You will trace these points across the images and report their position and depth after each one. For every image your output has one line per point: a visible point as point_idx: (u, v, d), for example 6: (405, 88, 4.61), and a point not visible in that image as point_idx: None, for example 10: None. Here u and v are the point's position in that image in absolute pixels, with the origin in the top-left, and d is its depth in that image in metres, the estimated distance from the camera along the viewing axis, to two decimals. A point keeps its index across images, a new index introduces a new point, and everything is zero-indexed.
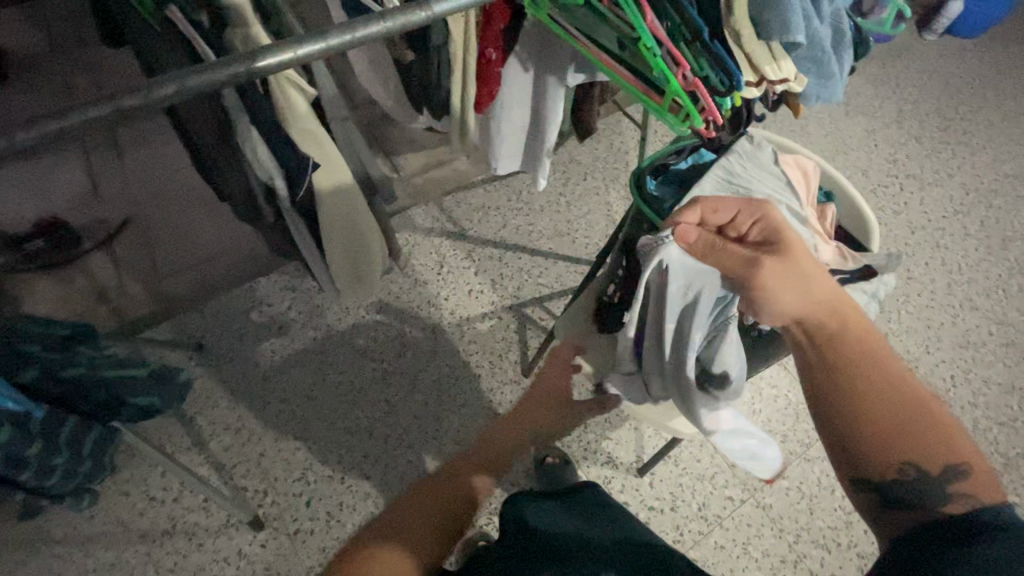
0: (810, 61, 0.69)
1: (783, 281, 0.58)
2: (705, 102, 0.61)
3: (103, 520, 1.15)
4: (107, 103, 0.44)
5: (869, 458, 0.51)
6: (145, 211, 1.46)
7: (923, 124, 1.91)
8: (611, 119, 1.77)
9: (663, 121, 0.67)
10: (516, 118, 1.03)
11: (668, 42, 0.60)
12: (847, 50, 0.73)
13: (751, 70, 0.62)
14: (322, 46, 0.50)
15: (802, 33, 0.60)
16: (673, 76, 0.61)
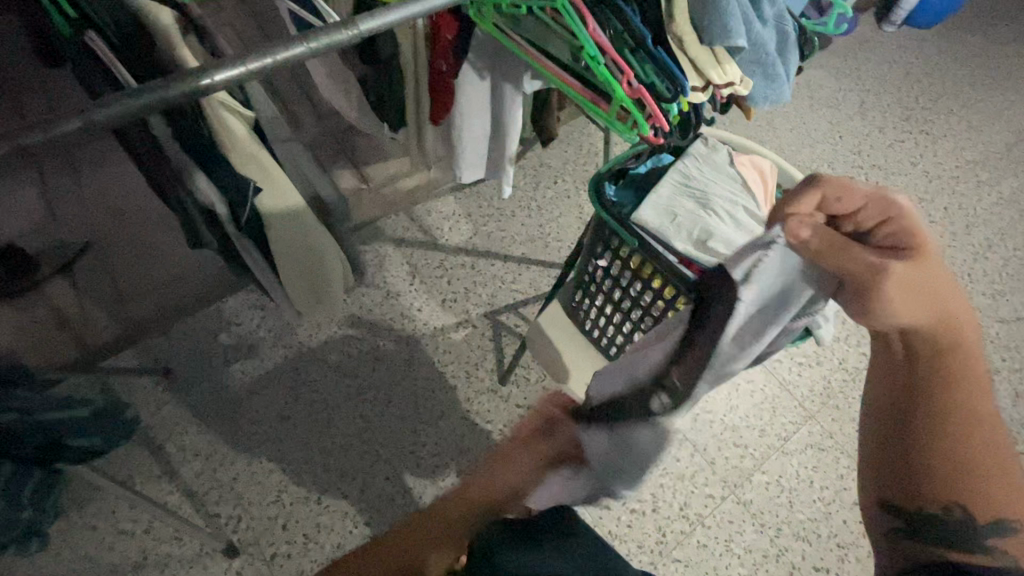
0: (755, 64, 0.68)
1: (907, 295, 0.51)
2: (651, 110, 0.60)
3: (69, 558, 1.11)
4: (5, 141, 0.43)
5: (922, 491, 0.52)
6: (104, 234, 1.42)
7: (885, 114, 1.95)
8: (580, 121, 1.77)
9: (612, 128, 0.66)
10: (475, 127, 1.01)
11: (611, 50, 0.59)
12: (792, 52, 0.73)
13: (696, 75, 0.62)
14: (242, 69, 0.49)
15: (741, 37, 0.59)
16: (618, 84, 0.59)
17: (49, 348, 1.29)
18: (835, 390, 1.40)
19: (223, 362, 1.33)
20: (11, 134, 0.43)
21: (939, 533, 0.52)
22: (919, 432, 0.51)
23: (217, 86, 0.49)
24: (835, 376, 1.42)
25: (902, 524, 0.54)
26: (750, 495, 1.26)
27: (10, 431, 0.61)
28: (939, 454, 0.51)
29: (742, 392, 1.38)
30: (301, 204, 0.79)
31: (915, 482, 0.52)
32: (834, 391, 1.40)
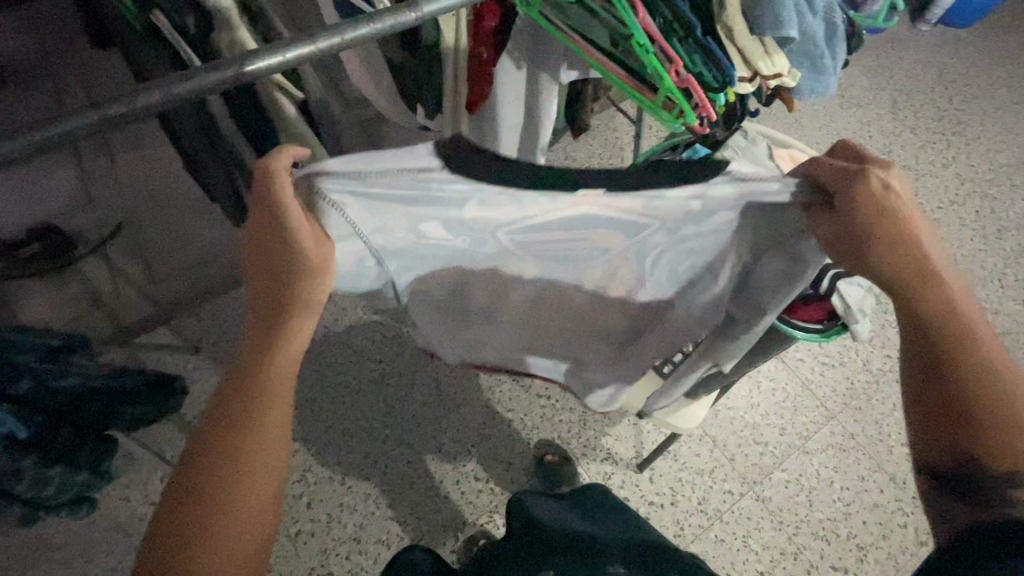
0: (802, 55, 0.69)
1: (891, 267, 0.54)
2: (699, 99, 0.61)
3: (102, 526, 1.15)
4: (94, 112, 0.45)
5: (950, 448, 0.59)
6: (138, 214, 1.45)
7: (918, 115, 1.91)
8: (606, 114, 1.77)
9: (657, 117, 0.67)
10: (509, 117, 1.02)
11: (662, 38, 0.59)
12: (841, 45, 0.72)
13: (744, 65, 0.63)
14: (310, 48, 0.49)
15: (795, 27, 0.60)
16: (667, 73, 0.60)
17: (85, 324, 1.33)
18: (859, 391, 1.39)
19: None
20: (95, 105, 0.45)
21: (972, 488, 0.57)
22: (959, 394, 0.57)
23: (284, 65, 0.50)
24: (859, 378, 1.41)
25: (938, 483, 0.60)
26: (769, 492, 1.26)
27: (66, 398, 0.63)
28: (957, 405, 0.57)
29: (764, 389, 1.37)
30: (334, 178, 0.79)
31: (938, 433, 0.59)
32: (857, 392, 1.39)
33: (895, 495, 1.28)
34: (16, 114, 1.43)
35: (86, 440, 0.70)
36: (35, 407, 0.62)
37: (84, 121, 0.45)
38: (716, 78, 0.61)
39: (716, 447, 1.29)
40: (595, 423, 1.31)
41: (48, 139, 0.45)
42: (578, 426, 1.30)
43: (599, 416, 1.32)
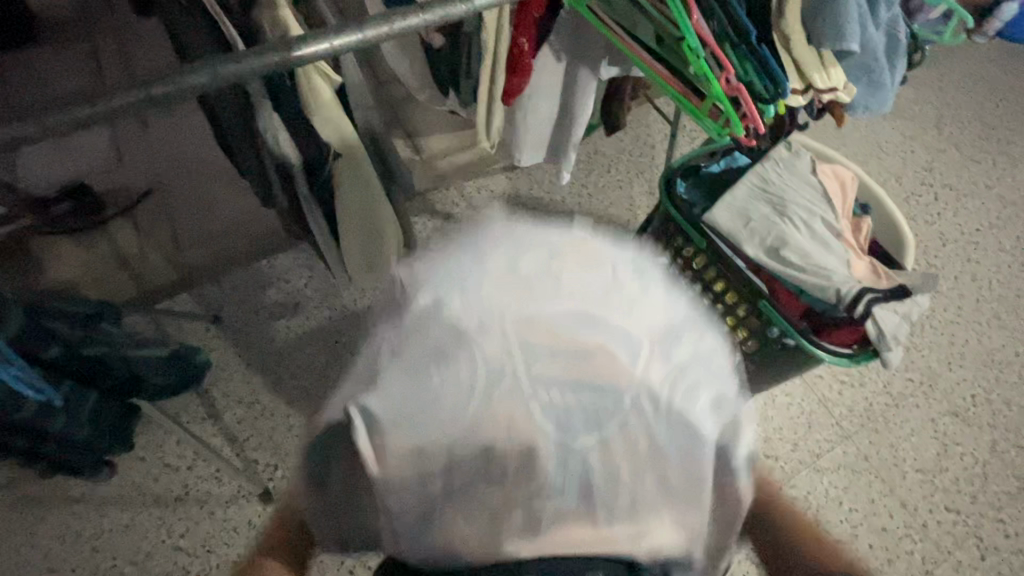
0: (860, 69, 0.68)
1: None
2: (748, 109, 0.59)
3: (119, 483, 1.19)
4: (140, 88, 0.48)
5: None
6: (167, 180, 1.47)
7: (964, 131, 1.84)
8: (640, 110, 1.73)
9: (700, 125, 0.64)
10: (543, 109, 1.01)
11: (713, 43, 0.57)
12: (902, 59, 0.71)
13: (798, 76, 0.61)
14: (359, 36, 0.52)
15: (855, 41, 0.59)
16: (715, 80, 0.58)
17: (110, 285, 1.35)
18: (876, 412, 1.37)
19: (271, 317, 1.38)
20: (144, 83, 0.48)
21: None
22: None
23: (331, 52, 0.53)
24: (877, 398, 1.38)
25: None
26: (775, 507, 1.25)
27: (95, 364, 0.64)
28: None
29: (779, 403, 1.36)
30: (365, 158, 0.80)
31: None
32: (874, 414, 1.36)
33: (905, 521, 1.26)
34: (58, 77, 1.46)
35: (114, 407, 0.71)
36: (65, 372, 0.63)
37: (129, 98, 0.48)
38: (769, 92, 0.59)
39: None
40: None
41: (92, 115, 0.48)
42: None
43: None
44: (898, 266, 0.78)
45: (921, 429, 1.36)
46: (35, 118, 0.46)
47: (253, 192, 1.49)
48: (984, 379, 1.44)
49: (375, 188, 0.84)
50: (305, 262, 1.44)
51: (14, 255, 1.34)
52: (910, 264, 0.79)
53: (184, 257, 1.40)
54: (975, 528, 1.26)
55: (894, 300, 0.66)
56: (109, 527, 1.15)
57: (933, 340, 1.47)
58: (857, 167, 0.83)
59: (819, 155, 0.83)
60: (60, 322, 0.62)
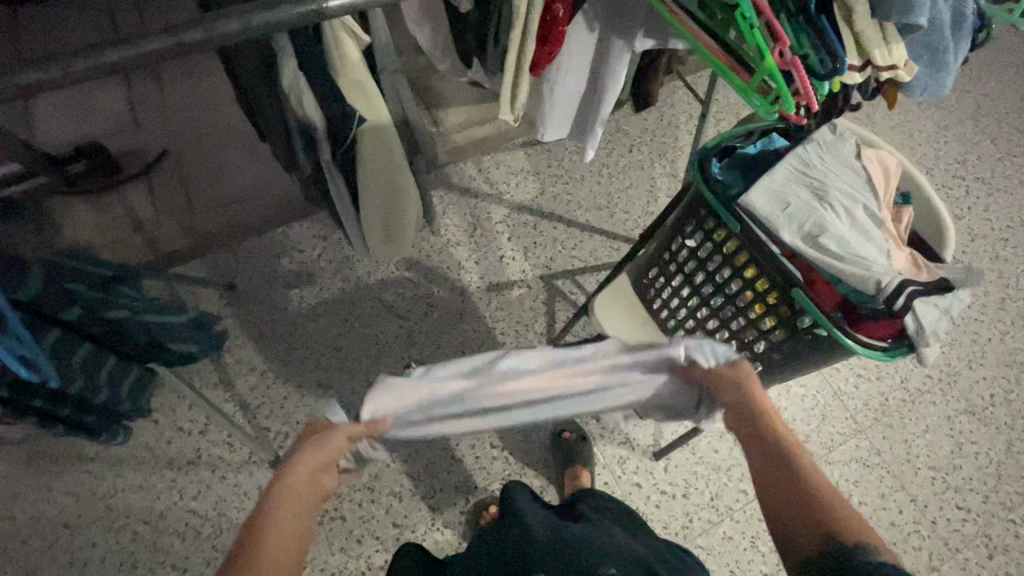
0: (924, 47, 0.67)
1: None
2: (801, 85, 0.56)
3: (132, 444, 1.20)
4: (167, 36, 0.46)
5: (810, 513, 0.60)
6: (182, 143, 1.45)
7: (1001, 123, 1.77)
8: (665, 89, 1.68)
9: (747, 101, 0.62)
10: (571, 82, 0.97)
11: (770, 11, 0.54)
12: (968, 38, 0.69)
13: (857, 52, 0.59)
14: None
15: (924, 14, 0.56)
16: (769, 52, 0.55)
17: (125, 248, 1.34)
18: (892, 407, 1.35)
19: (284, 287, 1.37)
20: (172, 30, 0.46)
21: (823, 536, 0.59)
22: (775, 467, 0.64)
23: (370, 4, 0.50)
24: (894, 394, 1.36)
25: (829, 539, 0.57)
26: None
27: (114, 326, 0.63)
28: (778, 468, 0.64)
29: (793, 394, 1.34)
30: (389, 122, 0.77)
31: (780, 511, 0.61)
32: (890, 409, 1.35)
33: (914, 517, 1.25)
34: (72, 32, 1.42)
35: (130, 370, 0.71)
36: (85, 333, 0.62)
37: (162, 44, 0.46)
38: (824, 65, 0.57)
39: (737, 446, 1.28)
40: None
41: (119, 61, 0.45)
42: None
43: None
44: (937, 259, 0.76)
45: (937, 427, 1.34)
46: (59, 63, 0.43)
47: (268, 158, 1.46)
48: (1004, 379, 1.41)
49: (396, 156, 0.81)
50: (319, 232, 1.42)
51: (28, 214, 1.32)
52: (950, 257, 0.76)
53: (198, 222, 1.39)
54: (985, 527, 1.25)
55: (930, 293, 0.64)
56: (122, 487, 1.17)
57: (955, 338, 1.44)
58: (901, 154, 0.79)
59: (864, 141, 0.79)
60: (81, 285, 0.58)
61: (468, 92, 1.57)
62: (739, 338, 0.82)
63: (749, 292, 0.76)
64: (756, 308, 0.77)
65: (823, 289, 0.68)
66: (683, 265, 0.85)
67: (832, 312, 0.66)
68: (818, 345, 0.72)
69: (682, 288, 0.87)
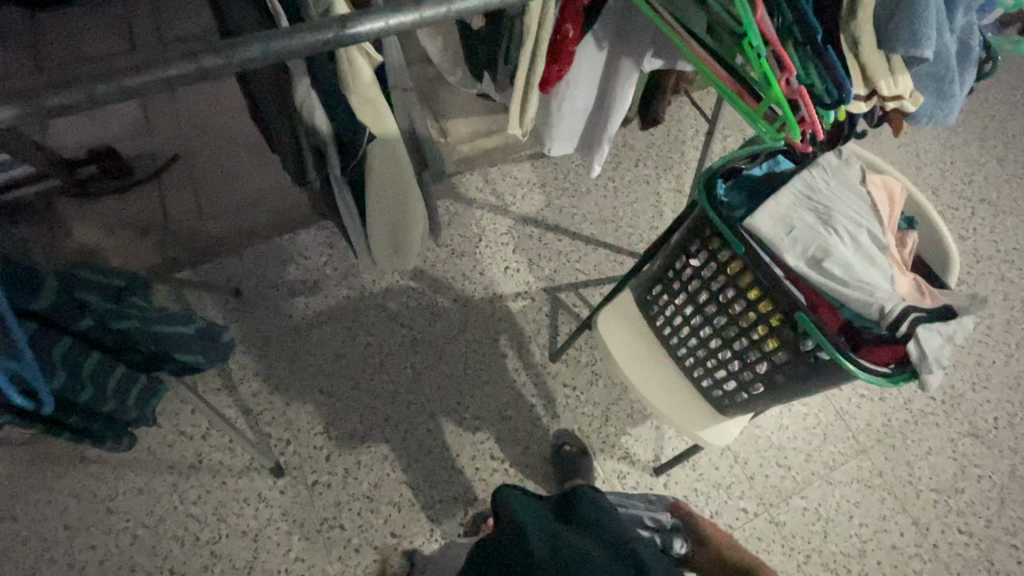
0: (930, 78, 0.69)
1: None
2: (807, 114, 0.57)
3: (135, 447, 1.20)
4: (189, 60, 0.47)
5: None
6: (193, 149, 1.46)
7: (1008, 145, 1.78)
8: (672, 104, 1.69)
9: (753, 126, 0.63)
10: (579, 99, 0.98)
11: (777, 42, 0.55)
12: (973, 69, 0.71)
13: (862, 82, 0.60)
14: (414, 16, 0.51)
15: (931, 49, 0.56)
16: (776, 80, 0.56)
17: (133, 251, 1.35)
18: (895, 428, 1.34)
19: (290, 293, 1.38)
20: (194, 54, 0.47)
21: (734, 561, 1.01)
22: None
23: (387, 30, 0.51)
24: (897, 415, 1.36)
25: None
26: (784, 517, 1.24)
27: (122, 335, 0.63)
28: None
29: (795, 413, 1.34)
30: (395, 134, 0.76)
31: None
32: (892, 430, 1.34)
33: (916, 540, 1.24)
34: (90, 39, 1.45)
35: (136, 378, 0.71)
36: (95, 342, 0.63)
37: (183, 68, 0.47)
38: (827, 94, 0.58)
39: (737, 464, 1.27)
40: (618, 421, 1.30)
41: (140, 84, 0.47)
42: (601, 421, 1.29)
43: (623, 414, 1.31)
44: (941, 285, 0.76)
45: (940, 449, 1.33)
46: (83, 85, 0.45)
47: (278, 165, 1.48)
48: (1009, 402, 1.40)
49: (404, 172, 0.81)
50: (326, 239, 1.44)
51: (40, 217, 1.34)
52: (954, 283, 0.76)
53: (207, 227, 1.40)
54: (987, 552, 1.24)
55: (935, 321, 0.64)
56: (123, 490, 1.17)
57: (960, 360, 1.44)
58: (907, 180, 0.80)
59: (869, 166, 0.79)
60: (91, 294, 0.59)
61: (477, 103, 1.59)
62: (741, 358, 0.82)
63: (752, 312, 0.76)
64: (758, 329, 0.77)
65: (828, 314, 0.68)
66: (686, 283, 0.85)
67: (836, 337, 0.66)
68: (820, 367, 0.72)
69: (684, 306, 0.88)
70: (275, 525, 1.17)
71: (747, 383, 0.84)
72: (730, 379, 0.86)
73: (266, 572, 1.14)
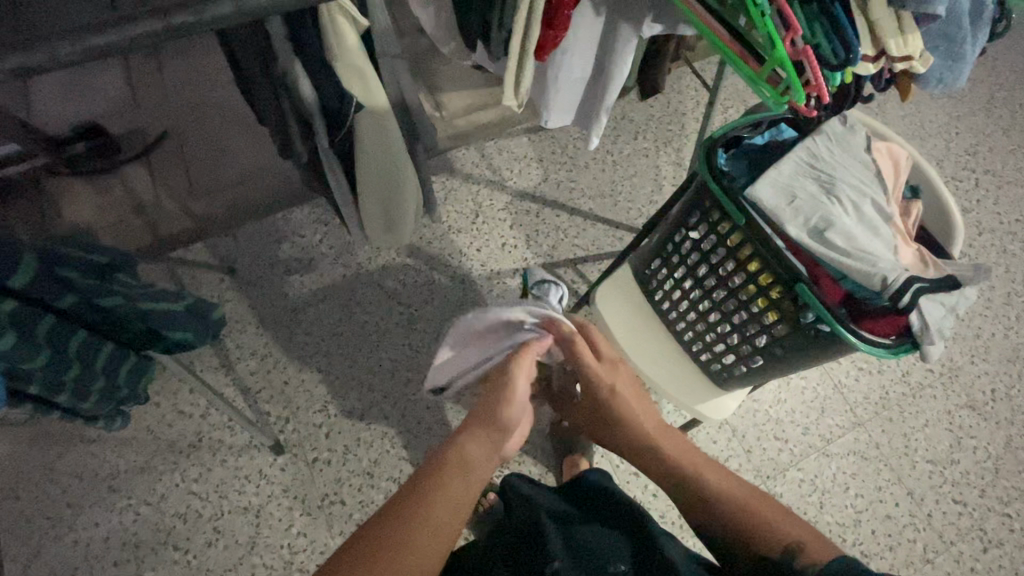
0: (941, 38, 0.67)
1: None
2: (813, 75, 0.55)
3: (134, 426, 1.21)
4: (158, 19, 0.45)
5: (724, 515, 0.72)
6: (182, 126, 1.43)
7: (1015, 115, 1.75)
8: (673, 75, 1.65)
9: (756, 92, 0.60)
10: (576, 68, 0.95)
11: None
12: (984, 28, 0.69)
13: (871, 43, 0.58)
14: None
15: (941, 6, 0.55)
16: (780, 40, 0.54)
17: (125, 230, 1.33)
18: (892, 401, 1.35)
19: (285, 272, 1.37)
20: (164, 13, 0.45)
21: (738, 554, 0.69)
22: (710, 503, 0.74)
23: None
24: (894, 388, 1.36)
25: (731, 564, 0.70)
26: (780, 489, 1.25)
27: (108, 313, 0.62)
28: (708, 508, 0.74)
29: (793, 387, 1.34)
30: (385, 104, 0.75)
31: (699, 529, 0.74)
32: (890, 402, 1.35)
33: (910, 510, 1.26)
34: None
35: (127, 359, 0.70)
36: (79, 320, 0.62)
37: (149, 27, 0.45)
38: (839, 58, 0.55)
39: (735, 438, 1.28)
40: None
41: (105, 46, 0.44)
42: None
43: None
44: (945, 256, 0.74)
45: (937, 421, 1.34)
46: (42, 46, 0.43)
47: (269, 141, 1.45)
48: (1006, 374, 1.41)
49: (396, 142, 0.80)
50: (320, 217, 1.42)
51: (27, 195, 1.31)
52: (958, 254, 0.75)
53: (198, 205, 1.38)
54: (981, 521, 1.26)
55: (939, 291, 0.64)
56: (124, 468, 1.18)
57: (959, 333, 1.44)
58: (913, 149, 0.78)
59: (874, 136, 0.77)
60: (76, 273, 0.58)
61: (472, 75, 1.55)
62: (741, 332, 0.81)
63: (752, 285, 0.75)
64: (758, 303, 0.76)
65: (830, 287, 0.67)
66: (685, 256, 0.84)
67: (838, 310, 0.65)
68: (822, 340, 0.71)
69: (683, 281, 0.87)
70: (276, 501, 1.18)
71: (746, 356, 0.83)
72: (729, 353, 0.85)
73: (268, 547, 1.15)
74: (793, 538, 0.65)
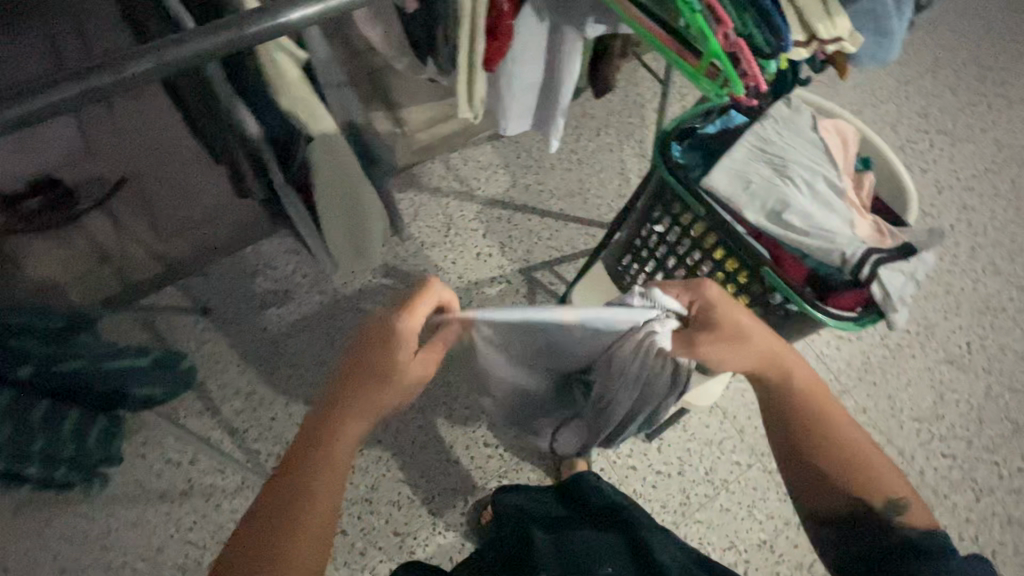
0: (868, 15, 0.69)
1: None
2: (748, 66, 0.56)
3: (122, 481, 1.18)
4: (75, 83, 0.46)
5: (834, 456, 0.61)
6: (142, 167, 1.36)
7: (959, 74, 1.80)
8: (628, 68, 1.67)
9: (697, 86, 0.61)
10: (527, 74, 0.96)
11: None
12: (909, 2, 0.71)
13: (802, 28, 0.59)
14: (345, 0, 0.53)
15: None
16: (713, 35, 0.55)
17: (92, 282, 1.30)
18: (874, 365, 1.38)
19: (261, 306, 1.35)
20: (83, 75, 0.46)
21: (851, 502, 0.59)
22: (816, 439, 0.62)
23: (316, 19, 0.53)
24: (874, 351, 1.39)
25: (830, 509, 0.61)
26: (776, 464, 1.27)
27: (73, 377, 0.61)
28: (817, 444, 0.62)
29: None
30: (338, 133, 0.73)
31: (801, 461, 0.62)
32: (871, 366, 1.38)
33: (902, 469, 1.28)
34: None
35: (95, 420, 0.69)
36: (42, 388, 0.60)
37: (67, 92, 0.45)
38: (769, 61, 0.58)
39: (727, 419, 1.29)
40: None
41: (25, 114, 0.44)
42: None
43: None
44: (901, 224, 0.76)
45: (918, 379, 1.37)
46: None
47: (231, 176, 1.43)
48: (980, 325, 1.44)
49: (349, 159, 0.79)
50: (291, 247, 1.41)
51: None
52: (913, 221, 0.77)
53: (165, 248, 1.36)
54: (970, 471, 1.29)
55: (897, 260, 0.65)
56: (116, 526, 1.15)
57: (930, 291, 1.47)
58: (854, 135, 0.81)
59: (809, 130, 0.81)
60: (30, 341, 0.57)
61: None
62: None
63: (720, 272, 0.76)
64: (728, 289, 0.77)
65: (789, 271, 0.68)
66: (656, 249, 0.85)
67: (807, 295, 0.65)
68: (791, 320, 0.73)
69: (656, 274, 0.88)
70: None
71: None
72: None
73: None
74: (897, 495, 0.59)
